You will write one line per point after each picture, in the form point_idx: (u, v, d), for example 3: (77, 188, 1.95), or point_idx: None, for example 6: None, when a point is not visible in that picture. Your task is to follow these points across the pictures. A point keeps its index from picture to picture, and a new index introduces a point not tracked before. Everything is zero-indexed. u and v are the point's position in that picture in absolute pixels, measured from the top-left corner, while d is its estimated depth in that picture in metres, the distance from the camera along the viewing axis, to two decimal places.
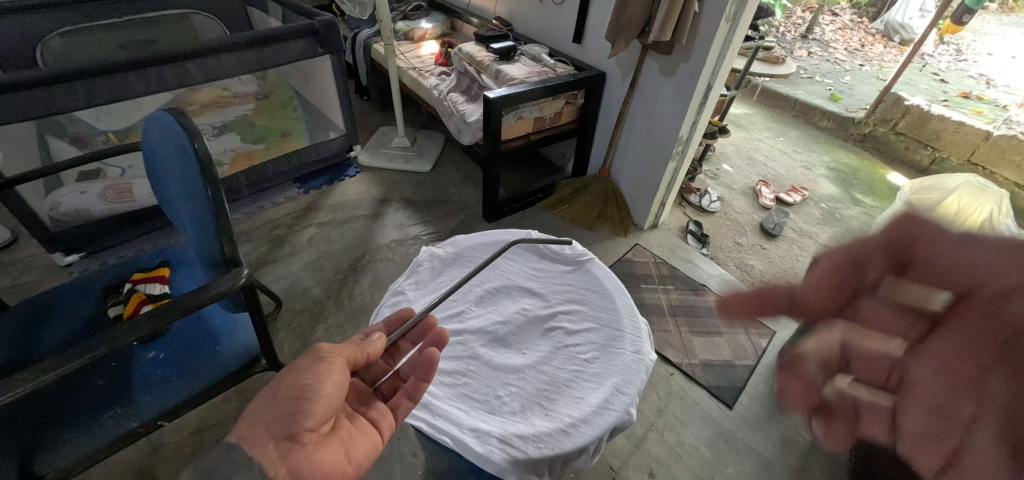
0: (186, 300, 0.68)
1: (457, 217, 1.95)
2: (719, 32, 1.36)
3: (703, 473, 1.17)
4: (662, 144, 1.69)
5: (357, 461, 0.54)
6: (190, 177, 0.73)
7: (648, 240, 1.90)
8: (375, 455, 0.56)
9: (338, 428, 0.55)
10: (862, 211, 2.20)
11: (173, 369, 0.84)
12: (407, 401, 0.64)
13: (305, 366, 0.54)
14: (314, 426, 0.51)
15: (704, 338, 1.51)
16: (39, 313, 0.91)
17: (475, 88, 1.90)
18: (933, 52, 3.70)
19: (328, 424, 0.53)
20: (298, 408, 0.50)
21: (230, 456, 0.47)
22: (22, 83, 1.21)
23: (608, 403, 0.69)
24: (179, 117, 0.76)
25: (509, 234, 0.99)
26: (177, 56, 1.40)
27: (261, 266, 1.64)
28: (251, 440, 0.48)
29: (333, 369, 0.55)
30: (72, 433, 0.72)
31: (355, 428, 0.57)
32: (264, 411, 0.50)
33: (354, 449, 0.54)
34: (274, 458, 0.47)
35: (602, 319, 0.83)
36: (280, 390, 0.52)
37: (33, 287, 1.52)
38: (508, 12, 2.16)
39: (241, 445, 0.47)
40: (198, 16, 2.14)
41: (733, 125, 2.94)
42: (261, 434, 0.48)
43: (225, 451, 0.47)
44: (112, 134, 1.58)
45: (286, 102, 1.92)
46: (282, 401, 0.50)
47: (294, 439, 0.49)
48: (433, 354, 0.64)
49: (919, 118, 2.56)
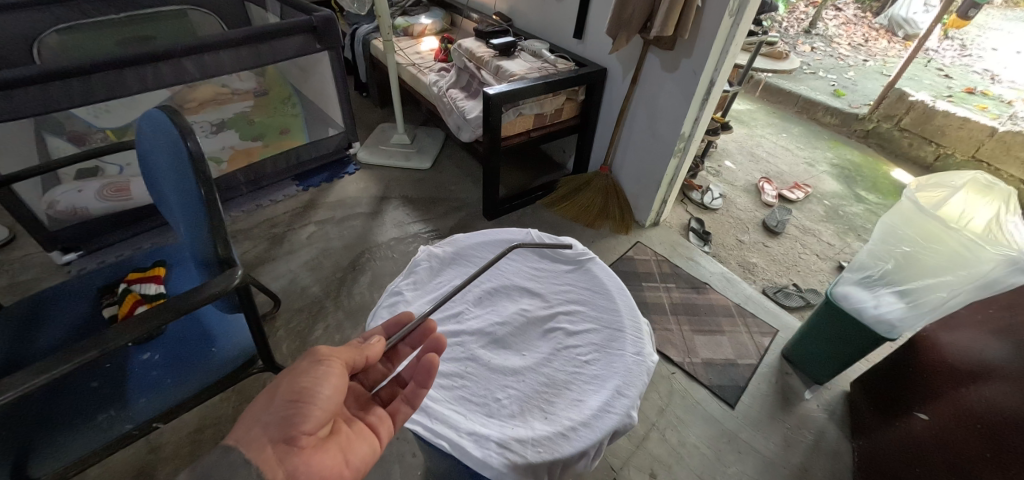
0: (178, 302, 0.67)
1: (457, 215, 1.94)
2: (723, 27, 1.34)
3: (704, 473, 1.16)
4: (664, 141, 1.67)
5: (354, 466, 0.52)
6: (182, 176, 0.72)
7: (649, 237, 1.89)
8: (373, 461, 0.55)
9: (336, 432, 0.53)
10: (865, 208, 2.18)
11: (168, 370, 0.83)
12: (406, 407, 0.63)
13: (304, 368, 0.53)
14: (311, 429, 0.49)
15: (706, 336, 1.50)
16: (34, 314, 0.90)
17: (475, 84, 1.88)
18: (937, 47, 3.67)
19: (325, 428, 0.52)
20: (296, 412, 0.49)
21: (227, 458, 0.43)
22: (17, 82, 1.19)
23: (608, 405, 0.68)
24: (172, 115, 0.74)
25: (508, 233, 0.98)
26: (174, 53, 1.38)
27: (260, 265, 1.63)
28: (247, 442, 0.46)
29: (332, 371, 0.54)
30: (66, 436, 0.72)
31: (353, 433, 0.55)
32: (260, 414, 0.48)
33: (351, 453, 0.53)
34: (272, 461, 0.45)
35: (603, 320, 0.82)
36: (278, 392, 0.50)
37: (31, 286, 1.52)
38: (508, 7, 2.14)
39: (239, 447, 0.44)
40: (197, 12, 2.13)
41: (735, 121, 2.92)
42: (259, 436, 0.46)
43: (222, 453, 0.43)
44: (110, 132, 1.57)
45: (285, 99, 1.92)
46: (279, 404, 0.48)
47: (292, 443, 0.47)
48: (433, 359, 0.62)
49: (923, 114, 2.54)
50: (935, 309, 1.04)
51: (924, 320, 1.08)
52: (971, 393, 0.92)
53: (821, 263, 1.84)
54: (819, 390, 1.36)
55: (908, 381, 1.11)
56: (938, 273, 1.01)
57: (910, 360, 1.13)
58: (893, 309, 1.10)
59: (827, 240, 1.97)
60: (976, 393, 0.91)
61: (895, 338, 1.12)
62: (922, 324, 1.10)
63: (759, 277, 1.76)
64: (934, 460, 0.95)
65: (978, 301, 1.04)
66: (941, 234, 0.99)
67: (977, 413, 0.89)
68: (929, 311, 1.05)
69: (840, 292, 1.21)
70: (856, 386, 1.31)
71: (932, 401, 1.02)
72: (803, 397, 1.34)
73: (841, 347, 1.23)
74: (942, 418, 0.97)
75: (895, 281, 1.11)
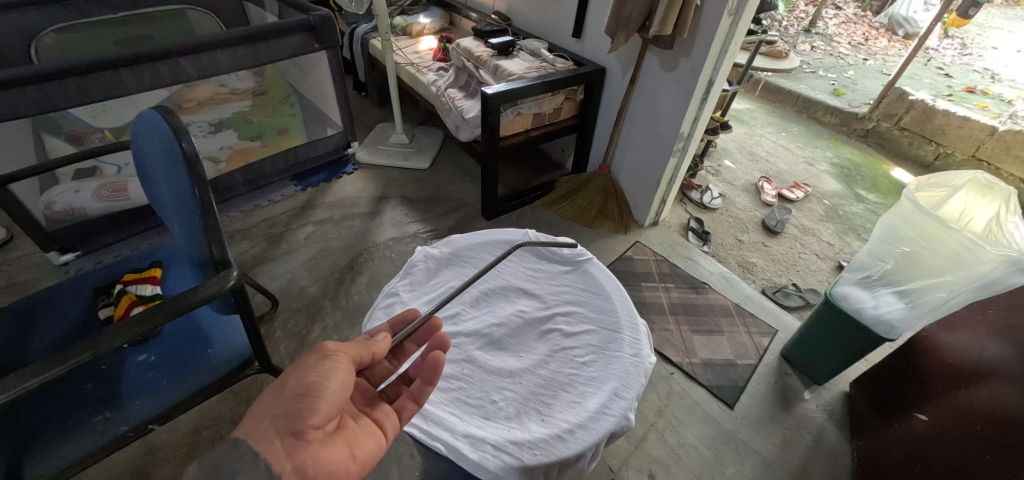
0: (173, 304, 0.66)
1: (456, 215, 1.93)
2: (722, 26, 1.34)
3: (703, 474, 1.16)
4: (663, 141, 1.67)
5: (362, 462, 0.50)
6: (177, 177, 0.71)
7: (649, 237, 1.88)
8: (381, 457, 0.53)
9: (343, 426, 0.51)
10: (865, 207, 2.18)
11: (163, 372, 0.82)
12: (412, 404, 0.61)
13: (312, 362, 0.51)
14: (319, 423, 0.48)
15: (705, 337, 1.49)
16: (29, 315, 0.90)
17: (474, 84, 1.87)
18: (937, 46, 3.66)
19: (333, 422, 0.50)
20: (304, 406, 0.47)
21: (235, 451, 0.43)
22: (13, 82, 1.18)
23: (605, 407, 0.68)
24: (167, 116, 0.74)
25: (506, 234, 0.97)
26: (171, 52, 1.37)
27: (258, 265, 1.63)
28: (256, 435, 0.45)
29: (341, 365, 0.52)
30: (60, 438, 0.71)
31: (360, 428, 0.53)
32: (268, 406, 0.47)
33: (359, 449, 0.51)
34: (280, 454, 0.44)
35: (601, 321, 0.82)
36: (286, 386, 0.48)
37: (29, 287, 1.51)
38: (507, 6, 2.13)
39: (247, 441, 0.44)
40: (196, 12, 2.11)
41: (735, 120, 2.91)
42: (265, 430, 0.45)
43: (229, 446, 0.44)
44: (109, 132, 1.55)
45: (284, 99, 1.89)
46: (287, 398, 0.47)
47: (300, 437, 0.46)
48: (439, 357, 0.59)
49: (923, 113, 2.53)
50: (935, 310, 1.04)
51: (923, 320, 1.07)
52: (971, 394, 0.92)
53: (821, 263, 1.84)
54: (819, 391, 1.35)
55: (908, 381, 1.11)
56: (937, 273, 1.01)
57: (910, 361, 1.12)
58: (892, 309, 1.10)
59: (827, 239, 1.96)
60: (975, 394, 0.91)
61: (895, 339, 1.12)
62: (922, 324, 1.10)
63: (759, 277, 1.76)
64: (933, 462, 0.95)
65: (978, 301, 1.03)
66: (941, 235, 0.99)
67: (977, 414, 0.89)
68: (929, 311, 1.04)
69: (839, 293, 1.20)
70: (856, 387, 1.30)
71: (931, 402, 1.01)
72: (802, 398, 1.33)
73: (841, 347, 1.23)
74: (942, 420, 0.96)
75: (895, 282, 1.11)
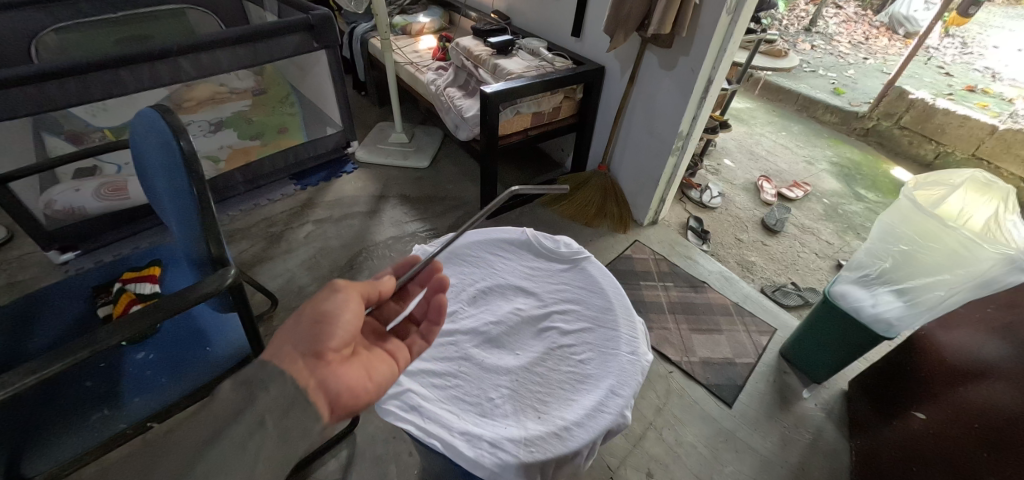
0: (171, 301, 0.66)
1: (455, 214, 1.93)
2: (720, 25, 1.34)
3: (701, 472, 1.16)
4: (662, 139, 1.67)
5: (377, 382, 0.54)
6: (175, 175, 0.71)
7: (648, 236, 1.88)
8: (394, 381, 0.56)
9: (357, 353, 0.55)
10: (865, 206, 2.18)
11: (162, 369, 0.82)
12: (421, 342, 0.65)
13: (323, 294, 0.53)
14: (336, 346, 0.51)
15: (704, 335, 1.50)
16: (29, 313, 0.90)
17: (473, 83, 1.87)
18: (938, 45, 3.65)
19: (349, 349, 0.53)
20: (321, 331, 0.50)
21: (265, 370, 0.45)
22: (13, 81, 1.19)
23: (602, 405, 0.68)
24: (165, 115, 0.74)
25: (503, 233, 0.98)
26: (170, 51, 1.38)
27: (257, 264, 1.63)
28: (279, 356, 0.47)
29: (351, 298, 0.55)
30: (60, 435, 0.71)
31: (374, 355, 0.56)
32: (287, 334, 0.49)
33: (374, 372, 0.55)
34: (305, 372, 0.47)
35: (598, 319, 0.82)
36: (302, 316, 0.51)
37: (29, 286, 1.52)
38: (506, 5, 2.13)
39: (273, 361, 0.46)
40: (196, 12, 2.12)
41: (735, 120, 2.91)
42: (288, 352, 0.47)
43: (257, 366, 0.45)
44: (108, 131, 1.56)
45: (283, 98, 1.91)
46: (305, 324, 0.50)
47: (320, 357, 0.49)
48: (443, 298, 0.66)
49: (924, 112, 2.53)
50: (934, 308, 1.04)
51: (922, 319, 1.07)
52: (970, 393, 0.92)
53: (820, 262, 1.84)
54: (817, 389, 1.35)
55: (905, 379, 1.11)
56: (936, 271, 1.01)
57: (908, 359, 1.12)
58: (891, 307, 1.09)
59: (826, 238, 1.96)
60: (974, 392, 0.91)
61: (893, 337, 1.12)
62: (921, 322, 1.10)
63: (758, 276, 1.76)
64: (932, 460, 0.94)
65: (976, 300, 1.03)
66: (940, 233, 0.99)
67: (975, 412, 0.89)
68: (927, 310, 1.04)
69: (837, 291, 1.20)
70: (854, 386, 1.30)
71: (929, 400, 1.01)
72: (800, 397, 1.34)
73: (840, 345, 1.23)
74: (940, 418, 0.96)
75: (894, 280, 1.10)
